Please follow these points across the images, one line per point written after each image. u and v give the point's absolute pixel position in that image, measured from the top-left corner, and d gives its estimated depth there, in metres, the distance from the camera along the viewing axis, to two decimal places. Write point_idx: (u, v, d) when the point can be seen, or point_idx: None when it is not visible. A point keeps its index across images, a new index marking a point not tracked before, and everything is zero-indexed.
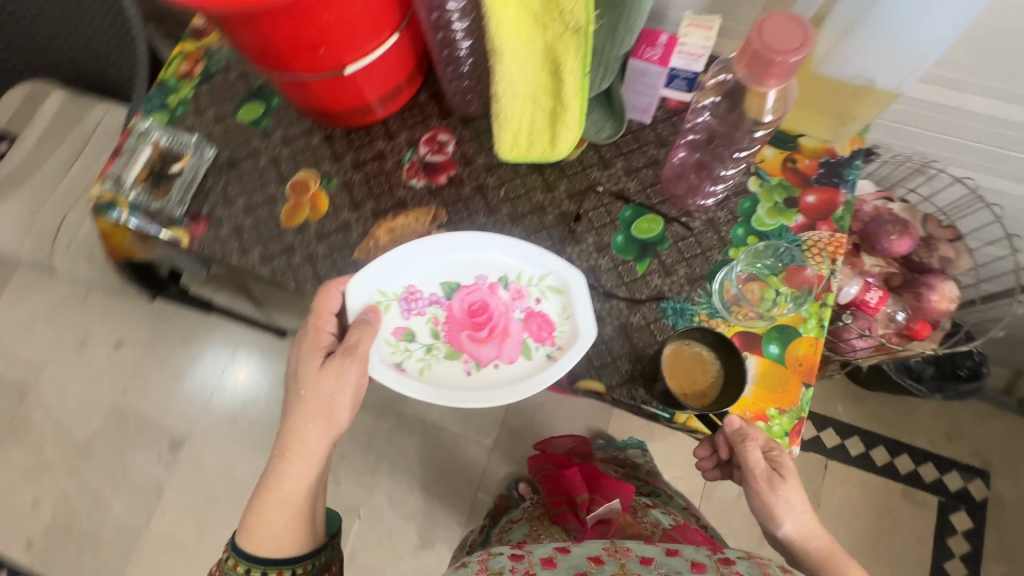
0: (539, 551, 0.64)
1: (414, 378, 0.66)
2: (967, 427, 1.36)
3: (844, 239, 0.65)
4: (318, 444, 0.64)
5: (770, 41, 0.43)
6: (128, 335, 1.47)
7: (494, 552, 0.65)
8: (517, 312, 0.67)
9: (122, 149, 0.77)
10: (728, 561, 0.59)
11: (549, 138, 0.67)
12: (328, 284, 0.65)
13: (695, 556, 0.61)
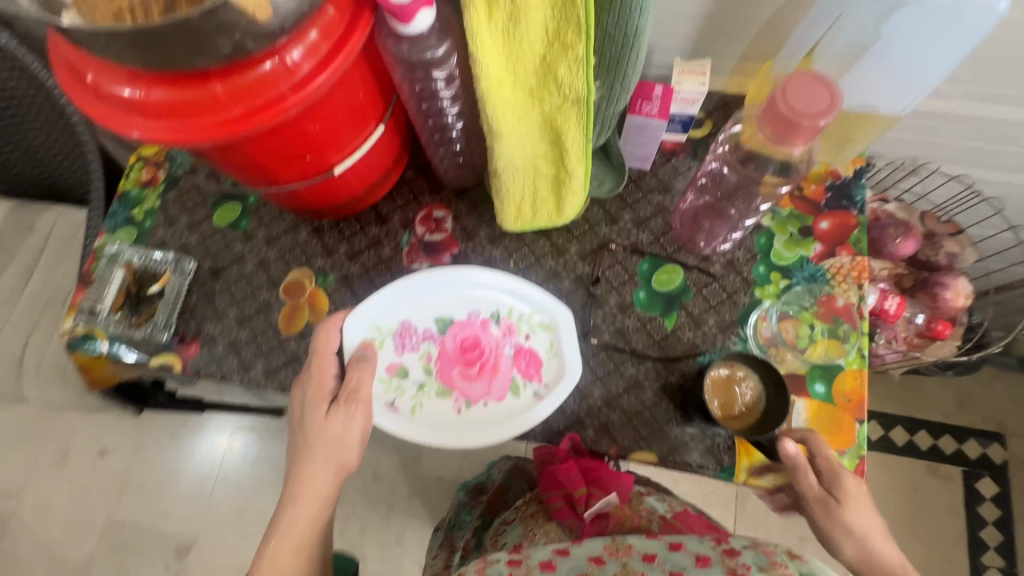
0: (537, 552, 0.49)
1: (405, 417, 0.62)
2: (975, 393, 1.38)
3: (866, 262, 0.64)
4: (330, 485, 0.55)
5: (795, 105, 0.41)
6: (112, 442, 1.37)
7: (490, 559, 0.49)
8: (507, 349, 0.64)
9: (92, 276, 0.70)
10: (734, 552, 0.46)
11: (555, 203, 0.64)
12: (326, 323, 0.61)
13: (700, 549, 0.48)
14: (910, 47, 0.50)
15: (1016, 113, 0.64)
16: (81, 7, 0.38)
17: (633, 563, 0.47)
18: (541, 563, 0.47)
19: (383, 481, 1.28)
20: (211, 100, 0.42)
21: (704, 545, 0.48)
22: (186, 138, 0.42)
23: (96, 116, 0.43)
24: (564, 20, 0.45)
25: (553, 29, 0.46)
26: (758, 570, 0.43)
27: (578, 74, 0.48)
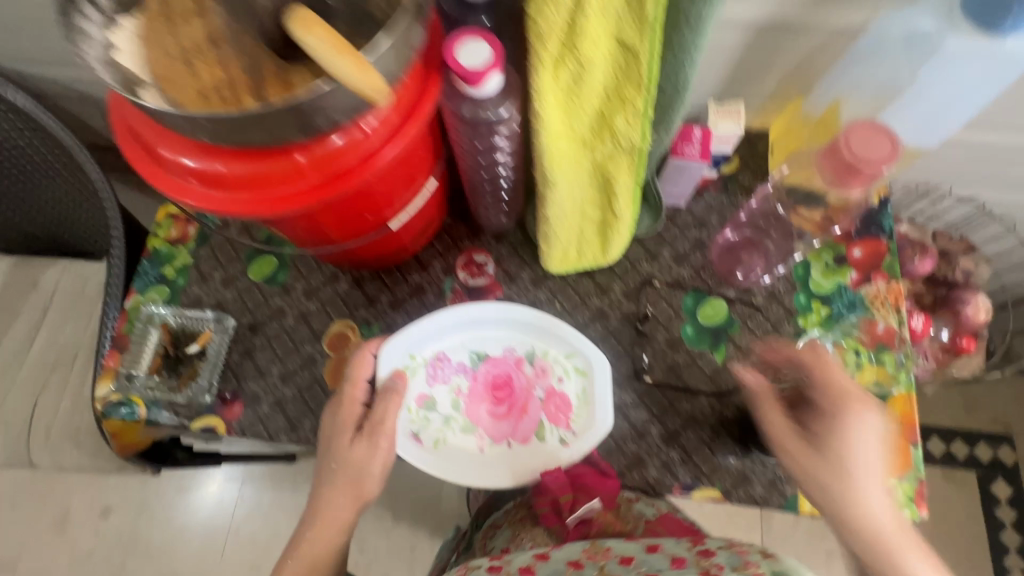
0: (517, 559, 0.49)
1: (427, 450, 0.61)
2: (983, 397, 1.35)
3: (900, 286, 0.66)
4: (350, 511, 0.55)
5: (858, 152, 0.43)
6: (115, 501, 1.30)
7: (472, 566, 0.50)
8: (538, 391, 0.64)
9: (126, 338, 0.69)
10: (709, 553, 0.46)
11: (600, 245, 0.65)
12: (360, 349, 0.60)
13: (677, 550, 0.48)
14: (941, 89, 0.54)
15: None
16: (162, 85, 0.38)
17: (610, 565, 0.48)
18: (520, 570, 0.48)
19: (404, 524, 1.22)
20: (285, 169, 0.42)
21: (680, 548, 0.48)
22: (258, 207, 0.42)
23: (166, 188, 0.43)
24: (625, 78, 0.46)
25: (613, 86, 0.47)
26: (729, 570, 0.43)
27: (635, 125, 0.50)
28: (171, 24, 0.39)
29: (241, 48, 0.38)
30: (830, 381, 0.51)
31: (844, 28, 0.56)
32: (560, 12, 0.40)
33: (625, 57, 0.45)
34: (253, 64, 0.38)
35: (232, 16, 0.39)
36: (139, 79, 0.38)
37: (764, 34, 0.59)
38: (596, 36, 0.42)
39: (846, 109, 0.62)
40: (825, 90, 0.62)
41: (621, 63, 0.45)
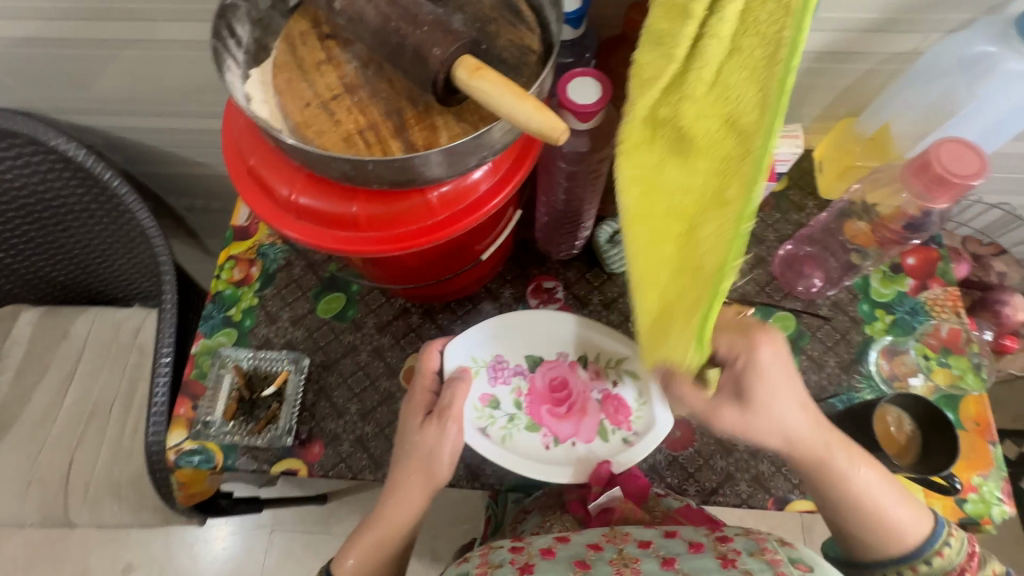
0: (540, 540, 0.54)
1: (493, 447, 0.61)
2: (1001, 394, 1.27)
3: (956, 291, 0.69)
4: (420, 498, 0.56)
5: (949, 165, 0.46)
6: (137, 558, 1.23)
7: (495, 545, 0.55)
8: (595, 393, 0.64)
9: (198, 383, 0.68)
10: (726, 539, 0.49)
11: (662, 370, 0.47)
12: (428, 343, 0.62)
13: (694, 535, 0.52)
14: (998, 104, 0.57)
15: None
16: (302, 132, 0.39)
17: (629, 550, 0.51)
18: (542, 550, 0.52)
19: (442, 562, 1.18)
20: (401, 209, 0.43)
21: (698, 531, 0.52)
22: (370, 244, 0.43)
23: (279, 223, 0.43)
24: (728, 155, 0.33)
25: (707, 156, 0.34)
26: (746, 554, 0.47)
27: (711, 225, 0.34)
28: (304, 73, 0.41)
29: (378, 93, 0.40)
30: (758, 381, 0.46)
31: (894, 53, 0.61)
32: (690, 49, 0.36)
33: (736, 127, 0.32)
34: (392, 108, 0.39)
35: (368, 64, 0.41)
36: (277, 126, 0.39)
37: (818, 62, 0.63)
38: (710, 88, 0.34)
39: (897, 129, 0.63)
40: (878, 112, 0.64)
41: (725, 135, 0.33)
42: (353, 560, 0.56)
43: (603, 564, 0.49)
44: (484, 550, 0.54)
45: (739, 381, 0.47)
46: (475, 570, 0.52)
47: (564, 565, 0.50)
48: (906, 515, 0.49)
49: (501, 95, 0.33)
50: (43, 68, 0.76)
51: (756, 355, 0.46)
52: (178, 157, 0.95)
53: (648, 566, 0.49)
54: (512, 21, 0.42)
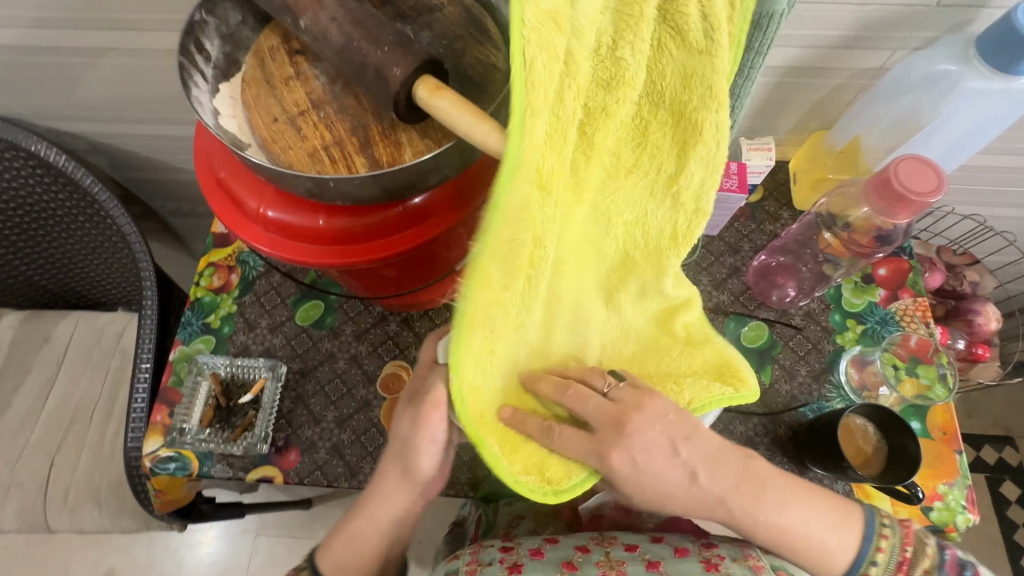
0: (528, 542, 0.52)
1: None
2: (980, 399, 1.29)
3: (926, 301, 0.70)
4: (403, 492, 0.51)
5: (907, 183, 0.48)
6: (120, 563, 1.22)
7: (485, 544, 0.53)
8: None
9: (175, 390, 0.68)
10: (712, 545, 0.50)
11: (510, 434, 0.38)
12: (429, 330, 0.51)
13: (681, 541, 0.51)
14: (962, 118, 0.58)
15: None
16: (268, 147, 0.40)
17: (616, 552, 0.50)
18: (530, 552, 0.51)
19: (427, 566, 1.18)
20: (364, 224, 0.43)
21: (686, 538, 0.52)
22: (335, 258, 0.44)
23: (247, 235, 0.44)
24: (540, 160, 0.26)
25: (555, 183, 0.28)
26: (732, 561, 0.48)
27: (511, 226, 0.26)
28: (272, 88, 0.42)
29: (345, 110, 0.40)
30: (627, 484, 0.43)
31: (862, 69, 0.62)
32: (675, 124, 0.30)
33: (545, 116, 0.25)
34: (358, 124, 0.40)
35: (335, 80, 0.42)
36: (245, 141, 0.40)
37: (788, 77, 0.64)
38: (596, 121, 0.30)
39: (866, 142, 0.64)
40: (848, 126, 0.65)
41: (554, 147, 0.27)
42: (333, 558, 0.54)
43: (591, 566, 0.48)
44: (474, 549, 0.52)
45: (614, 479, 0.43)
46: (465, 567, 0.50)
47: (552, 566, 0.49)
48: (833, 543, 0.46)
49: (461, 113, 0.33)
50: (23, 74, 0.76)
51: (608, 467, 0.41)
52: (161, 163, 0.95)
53: (635, 569, 0.48)
54: (478, 39, 0.43)
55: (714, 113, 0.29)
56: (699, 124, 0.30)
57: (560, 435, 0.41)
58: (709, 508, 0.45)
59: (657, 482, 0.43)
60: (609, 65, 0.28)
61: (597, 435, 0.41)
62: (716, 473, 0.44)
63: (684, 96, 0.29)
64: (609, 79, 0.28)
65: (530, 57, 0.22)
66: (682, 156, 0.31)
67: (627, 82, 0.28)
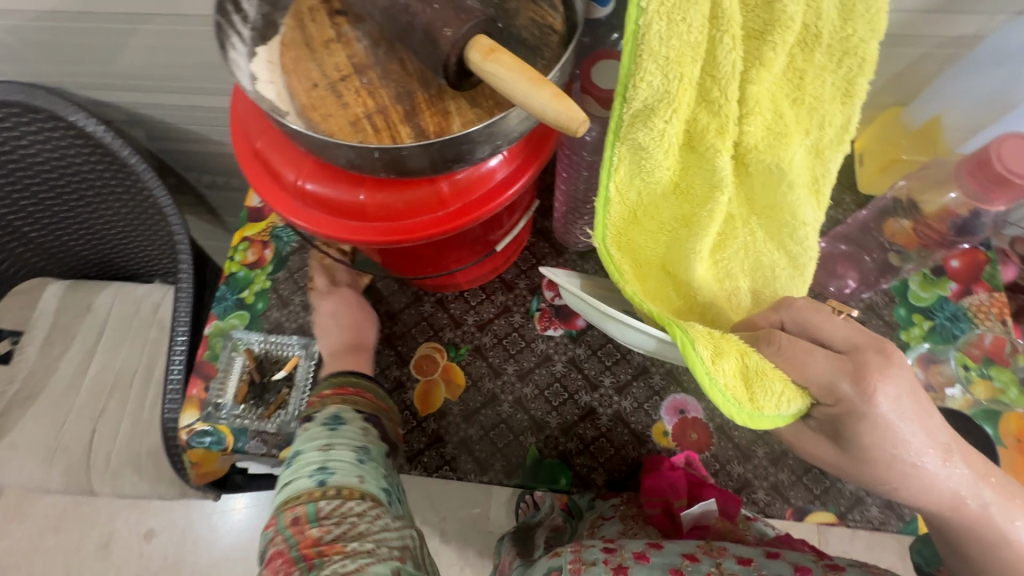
0: (631, 545, 0.49)
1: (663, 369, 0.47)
2: None
3: (1003, 297, 0.65)
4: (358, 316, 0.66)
5: (1011, 164, 0.42)
6: (158, 524, 1.27)
7: (585, 543, 0.49)
8: None
9: (211, 365, 0.68)
10: (838, 568, 0.44)
11: (725, 343, 0.34)
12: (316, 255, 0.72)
13: (801, 560, 0.46)
14: None
15: None
16: (307, 114, 0.37)
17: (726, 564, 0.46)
18: (635, 554, 0.47)
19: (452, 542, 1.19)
20: (402, 204, 0.41)
21: (805, 557, 0.46)
22: (374, 236, 0.41)
23: (284, 210, 0.42)
24: (681, 93, 0.35)
25: (704, 133, 0.38)
26: None
27: (646, 155, 0.38)
28: (312, 52, 0.39)
29: (389, 75, 0.37)
30: (867, 436, 0.33)
31: (954, 37, 0.56)
32: (837, 63, 0.37)
33: (673, 53, 0.33)
34: (403, 91, 0.37)
35: (378, 43, 0.38)
36: (282, 109, 0.38)
37: None
38: (752, 69, 0.35)
39: (949, 120, 0.58)
40: (927, 103, 0.59)
41: (703, 94, 0.36)
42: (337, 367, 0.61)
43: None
44: (574, 547, 0.48)
45: (838, 422, 0.34)
46: (567, 564, 0.46)
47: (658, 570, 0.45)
48: None
49: (517, 81, 0.29)
50: (63, 42, 0.75)
51: (868, 399, 0.33)
52: (197, 134, 0.94)
53: None
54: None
55: (869, 40, 0.35)
56: (863, 57, 0.36)
57: (787, 344, 0.34)
58: (946, 501, 0.35)
59: (905, 444, 0.34)
60: (762, 13, 0.34)
61: (851, 355, 0.34)
62: (971, 463, 0.35)
63: (846, 32, 0.36)
64: (763, 28, 0.34)
65: (646, 22, 0.32)
66: (847, 98, 0.37)
67: (781, 24, 0.33)
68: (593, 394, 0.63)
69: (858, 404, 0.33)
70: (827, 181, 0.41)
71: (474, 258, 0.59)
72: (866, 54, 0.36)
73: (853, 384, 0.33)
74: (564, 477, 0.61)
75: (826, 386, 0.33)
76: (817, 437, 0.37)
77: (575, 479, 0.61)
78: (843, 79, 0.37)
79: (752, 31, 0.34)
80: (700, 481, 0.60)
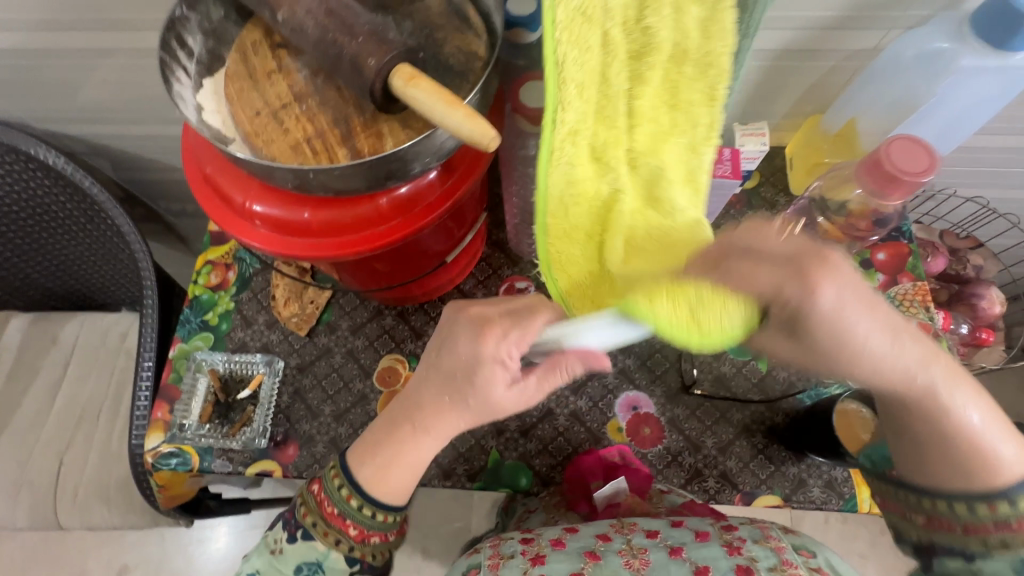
0: (548, 532, 0.54)
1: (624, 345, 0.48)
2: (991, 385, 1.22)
3: (926, 285, 0.69)
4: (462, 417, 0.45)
5: (902, 163, 0.46)
6: (132, 558, 1.24)
7: (505, 537, 0.55)
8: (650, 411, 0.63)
9: (175, 389, 0.69)
10: (731, 528, 0.52)
11: (652, 289, 0.31)
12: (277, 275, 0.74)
13: (700, 526, 0.53)
14: (954, 101, 0.57)
15: None
16: (251, 140, 0.40)
17: (637, 540, 0.52)
18: (551, 540, 0.53)
19: (433, 558, 1.18)
20: (345, 220, 0.43)
21: (703, 522, 0.54)
22: (321, 250, 0.44)
23: (235, 231, 0.44)
24: (589, 112, 0.38)
25: (607, 145, 0.41)
26: (753, 542, 0.50)
27: (572, 171, 0.39)
28: (255, 83, 0.42)
29: (327, 102, 0.40)
30: (820, 328, 0.32)
31: (856, 50, 0.61)
32: (701, 74, 0.40)
33: (583, 77, 0.36)
34: (339, 116, 0.40)
35: (317, 73, 0.41)
36: (228, 136, 0.40)
37: (781, 60, 0.63)
38: (636, 86, 0.40)
39: (863, 125, 0.62)
40: (842, 108, 0.64)
41: (602, 111, 0.40)
42: (371, 468, 0.47)
43: (614, 556, 0.50)
44: (496, 542, 0.54)
45: (792, 322, 0.33)
46: (486, 561, 0.52)
47: (575, 554, 0.51)
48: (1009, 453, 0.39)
49: (434, 104, 0.33)
50: (23, 79, 0.77)
51: (815, 297, 0.31)
52: (160, 163, 0.96)
53: (657, 557, 0.50)
54: (459, 27, 0.42)
55: (723, 53, 0.40)
56: (720, 67, 0.40)
57: (737, 262, 0.31)
58: (897, 375, 0.35)
59: (855, 328, 0.33)
60: (637, 35, 0.38)
61: (795, 259, 0.31)
62: (919, 340, 0.35)
63: (706, 47, 0.39)
64: (640, 49, 0.39)
65: (560, 49, 0.34)
66: (715, 102, 0.41)
67: (653, 46, 0.39)
68: (550, 395, 0.66)
69: (805, 301, 0.31)
70: (700, 173, 0.44)
71: (425, 269, 0.62)
72: (711, 54, 0.40)
73: (798, 283, 0.31)
74: (524, 477, 0.63)
75: (774, 291, 0.31)
76: (769, 338, 0.34)
77: (535, 478, 0.64)
78: (708, 86, 0.41)
79: (633, 52, 0.39)
80: (615, 465, 0.62)
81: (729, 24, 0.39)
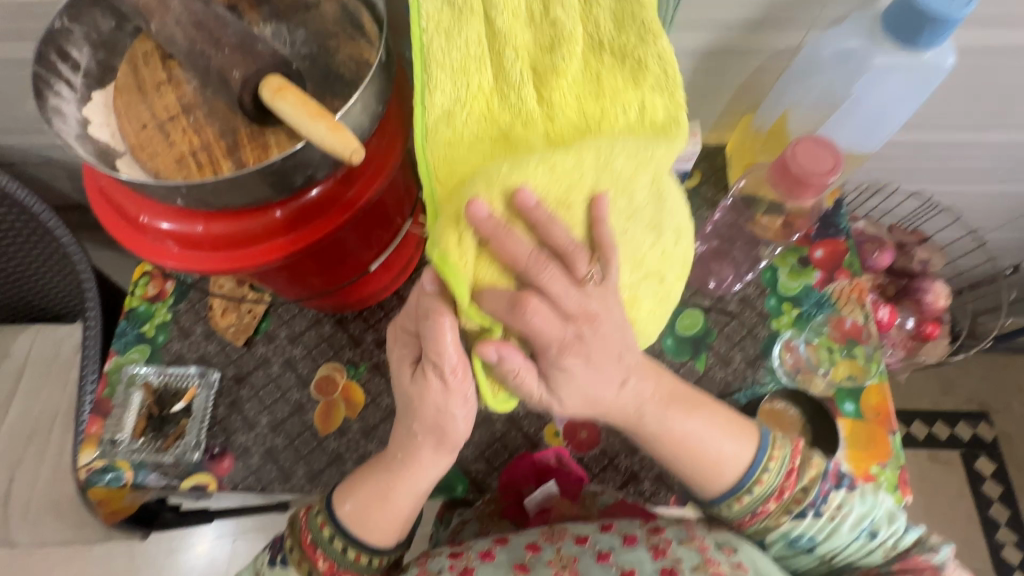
0: (478, 544, 0.51)
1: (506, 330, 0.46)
2: (954, 375, 1.22)
3: (861, 282, 0.69)
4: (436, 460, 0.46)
5: (807, 166, 0.52)
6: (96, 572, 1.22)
7: (433, 553, 0.51)
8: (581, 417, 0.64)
9: (108, 404, 0.68)
10: (658, 530, 0.49)
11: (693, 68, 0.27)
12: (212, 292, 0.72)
13: (629, 528, 0.50)
14: (873, 98, 0.57)
15: (958, 125, 0.72)
16: (138, 155, 0.40)
17: (566, 549, 0.48)
18: (480, 554, 0.49)
19: None
20: (245, 230, 0.43)
21: (633, 523, 0.50)
22: (223, 262, 0.43)
23: (134, 247, 0.43)
24: (473, 97, 0.39)
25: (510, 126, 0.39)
26: (678, 543, 0.47)
27: (454, 111, 0.39)
28: (144, 95, 0.41)
29: (214, 113, 0.40)
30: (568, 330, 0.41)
31: (779, 49, 0.61)
32: (623, 62, 0.40)
33: (455, 64, 0.39)
34: (226, 128, 0.39)
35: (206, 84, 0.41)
36: (115, 150, 0.40)
37: (708, 60, 0.63)
38: (548, 78, 0.40)
39: (795, 118, 0.62)
40: (773, 105, 0.64)
41: (501, 93, 0.40)
42: (353, 505, 0.47)
43: (543, 566, 0.47)
44: (422, 560, 0.50)
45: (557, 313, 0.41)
46: None
47: (503, 567, 0.48)
48: (727, 451, 0.46)
49: (300, 117, 0.32)
50: None
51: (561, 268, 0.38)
52: None
53: (585, 565, 0.46)
54: (351, 35, 0.42)
55: (644, 42, 0.40)
56: (642, 57, 0.40)
57: None
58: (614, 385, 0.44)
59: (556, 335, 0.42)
60: (546, 26, 0.40)
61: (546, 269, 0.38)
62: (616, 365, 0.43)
63: (622, 37, 0.40)
64: (550, 41, 0.40)
65: (428, 38, 0.39)
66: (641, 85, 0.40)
67: (562, 37, 0.40)
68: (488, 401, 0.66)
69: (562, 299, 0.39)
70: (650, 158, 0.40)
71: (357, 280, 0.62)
72: (643, 55, 0.40)
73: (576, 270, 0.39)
74: (461, 484, 0.63)
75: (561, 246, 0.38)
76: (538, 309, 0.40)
77: (472, 485, 0.63)
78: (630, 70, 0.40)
79: (542, 44, 0.40)
80: (549, 468, 0.62)
81: (645, 16, 0.40)
